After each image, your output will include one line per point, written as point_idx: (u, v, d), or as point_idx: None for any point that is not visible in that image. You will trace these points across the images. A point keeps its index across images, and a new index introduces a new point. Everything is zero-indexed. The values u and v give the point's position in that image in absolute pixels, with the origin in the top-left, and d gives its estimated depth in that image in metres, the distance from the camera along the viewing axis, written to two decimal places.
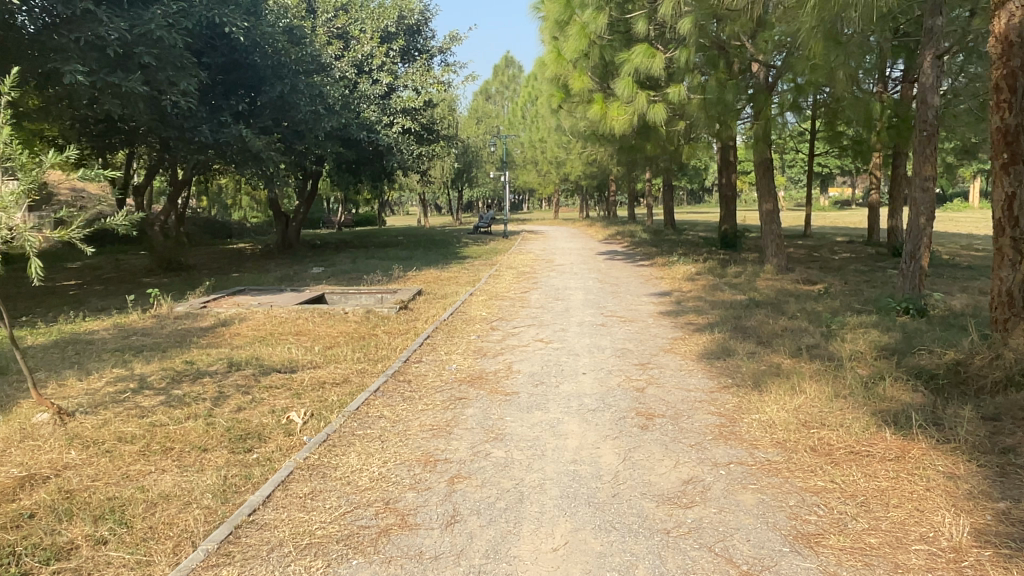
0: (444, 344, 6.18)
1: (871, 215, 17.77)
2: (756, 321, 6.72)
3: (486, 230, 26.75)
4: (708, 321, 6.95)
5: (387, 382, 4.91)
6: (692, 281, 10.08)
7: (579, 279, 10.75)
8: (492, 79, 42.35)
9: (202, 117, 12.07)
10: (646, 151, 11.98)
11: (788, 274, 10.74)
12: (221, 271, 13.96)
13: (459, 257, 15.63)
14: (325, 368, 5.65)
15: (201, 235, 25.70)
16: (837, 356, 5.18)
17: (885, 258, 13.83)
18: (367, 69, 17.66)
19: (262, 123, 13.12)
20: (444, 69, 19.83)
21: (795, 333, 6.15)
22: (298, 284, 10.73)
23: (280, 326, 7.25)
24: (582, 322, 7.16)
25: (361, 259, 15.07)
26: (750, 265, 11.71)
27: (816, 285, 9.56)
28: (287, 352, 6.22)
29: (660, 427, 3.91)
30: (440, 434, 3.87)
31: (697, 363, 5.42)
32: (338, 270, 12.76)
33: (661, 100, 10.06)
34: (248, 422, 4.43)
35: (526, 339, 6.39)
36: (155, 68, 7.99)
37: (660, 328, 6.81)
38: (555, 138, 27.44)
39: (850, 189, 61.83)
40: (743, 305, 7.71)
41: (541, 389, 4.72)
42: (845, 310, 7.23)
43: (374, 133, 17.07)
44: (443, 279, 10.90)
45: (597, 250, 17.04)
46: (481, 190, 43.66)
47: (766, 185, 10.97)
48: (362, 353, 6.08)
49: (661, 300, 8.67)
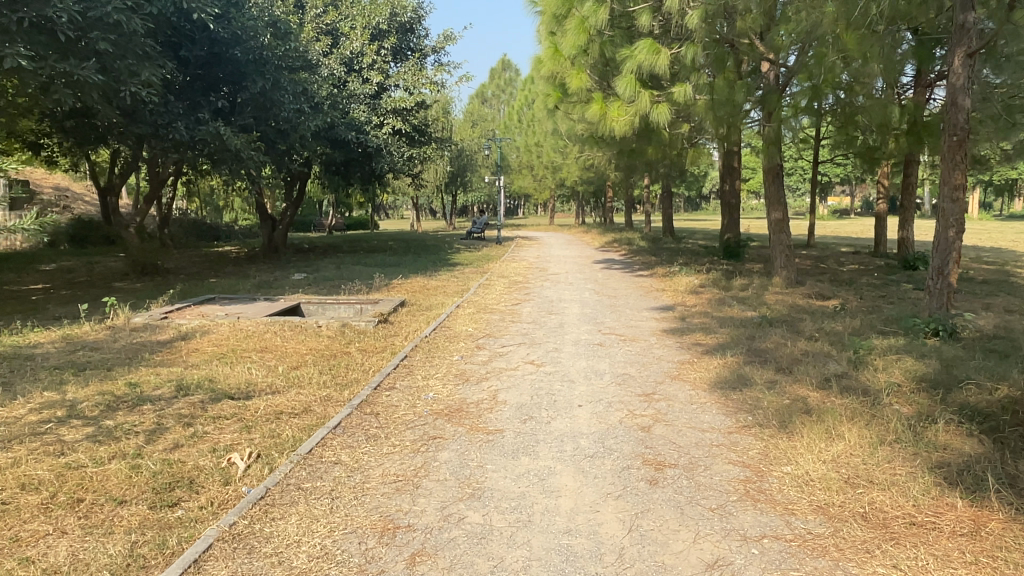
0: (422, 366, 5.49)
1: (878, 225, 17.14)
2: (771, 343, 6.07)
3: (481, 236, 26.07)
4: (718, 342, 6.30)
5: (351, 414, 4.21)
6: (696, 295, 9.41)
7: (576, 290, 10.07)
8: (488, 83, 41.85)
9: (178, 112, 11.40)
10: (647, 155, 11.34)
11: (798, 287, 10.09)
12: (198, 276, 13.23)
13: (450, 264, 14.93)
14: (285, 393, 4.96)
15: (186, 237, 24.92)
16: (871, 389, 4.53)
17: (896, 270, 13.20)
18: (358, 68, 17.11)
19: (244, 120, 12.45)
20: (437, 69, 19.16)
21: (817, 358, 5.50)
22: (273, 292, 10.02)
23: (244, 341, 6.54)
24: (579, 341, 6.48)
25: (347, 265, 14.37)
26: (757, 277, 11.04)
27: (831, 301, 8.91)
28: (246, 373, 5.51)
29: (672, 483, 3.23)
30: (405, 489, 3.17)
31: (710, 395, 4.74)
32: (322, 277, 12.06)
33: (665, 100, 9.42)
34: (182, 464, 3.73)
35: (515, 361, 5.70)
36: (114, 56, 7.46)
37: (665, 349, 6.15)
38: (551, 142, 26.84)
39: (849, 199, 61.38)
40: (755, 324, 7.05)
41: (530, 427, 4.03)
42: (868, 332, 6.58)
43: (363, 134, 16.43)
44: (430, 289, 10.23)
45: (594, 258, 16.37)
46: (476, 194, 42.99)
47: (775, 192, 10.28)
48: (329, 375, 5.39)
49: (664, 315, 8.00)
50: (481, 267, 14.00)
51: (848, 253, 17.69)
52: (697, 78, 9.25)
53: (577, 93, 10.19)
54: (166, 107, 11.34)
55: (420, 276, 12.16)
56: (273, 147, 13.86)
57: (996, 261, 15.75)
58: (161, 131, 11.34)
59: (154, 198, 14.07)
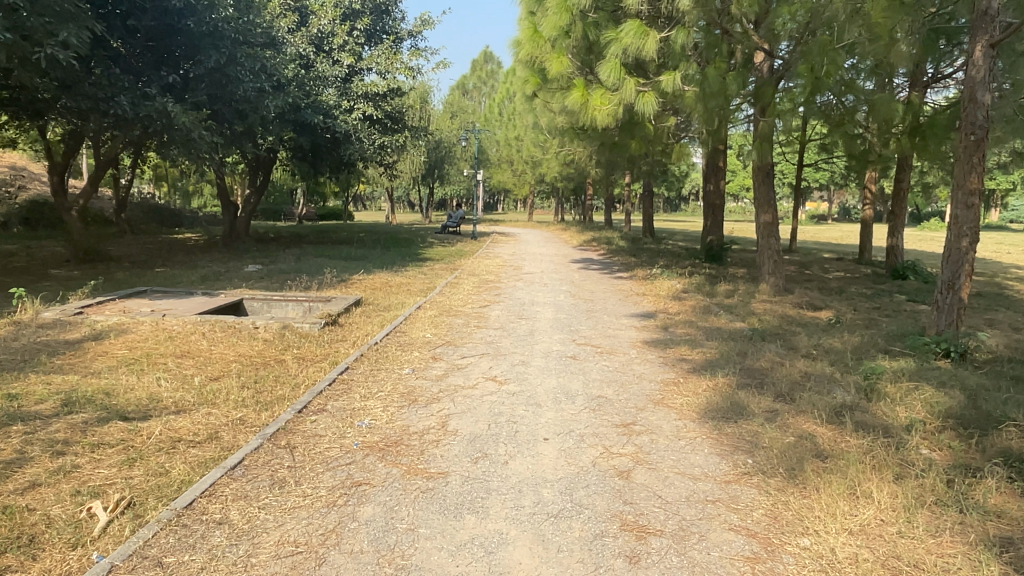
0: (363, 380, 4.66)
1: (864, 232, 16.60)
2: (766, 362, 5.34)
3: (456, 230, 25.19)
4: (708, 358, 5.56)
5: (259, 448, 3.39)
6: (679, 301, 8.68)
7: (548, 292, 9.29)
8: (469, 74, 40.94)
9: (122, 86, 10.43)
10: (630, 149, 10.58)
11: (787, 296, 9.41)
12: (144, 264, 12.24)
13: (418, 259, 14.07)
14: (192, 415, 4.09)
15: (147, 222, 23.77)
16: (891, 428, 3.81)
17: (884, 279, 12.60)
18: (328, 48, 16.24)
19: (196, 97, 11.49)
20: (413, 53, 18.25)
21: (821, 384, 4.77)
22: (218, 285, 9.12)
23: (163, 345, 5.66)
24: (550, 353, 5.69)
25: (308, 258, 13.45)
26: (743, 283, 10.34)
27: (824, 313, 8.22)
28: (153, 386, 4.64)
29: (659, 562, 2.46)
30: (303, 567, 2.37)
31: (700, 427, 3.99)
32: (277, 270, 11.16)
33: (652, 89, 8.68)
34: (25, 515, 2.86)
35: (474, 377, 4.88)
36: (27, 13, 6.56)
37: (648, 366, 5.39)
38: (531, 135, 26.02)
39: (828, 205, 61.28)
40: (747, 338, 6.33)
41: (481, 470, 3.24)
42: (871, 351, 5.89)
43: (330, 118, 15.64)
44: (392, 286, 9.41)
45: (571, 257, 15.65)
46: (454, 187, 42.01)
47: (764, 193, 9.57)
48: (251, 391, 4.55)
49: (645, 324, 7.26)
50: (451, 264, 13.18)
51: (832, 260, 17.12)
52: (687, 67, 8.52)
53: (556, 79, 9.41)
54: (108, 79, 10.38)
55: (384, 272, 11.31)
56: (230, 129, 12.91)
57: (984, 272, 15.26)
58: (101, 105, 10.37)
59: (100, 179, 12.96)
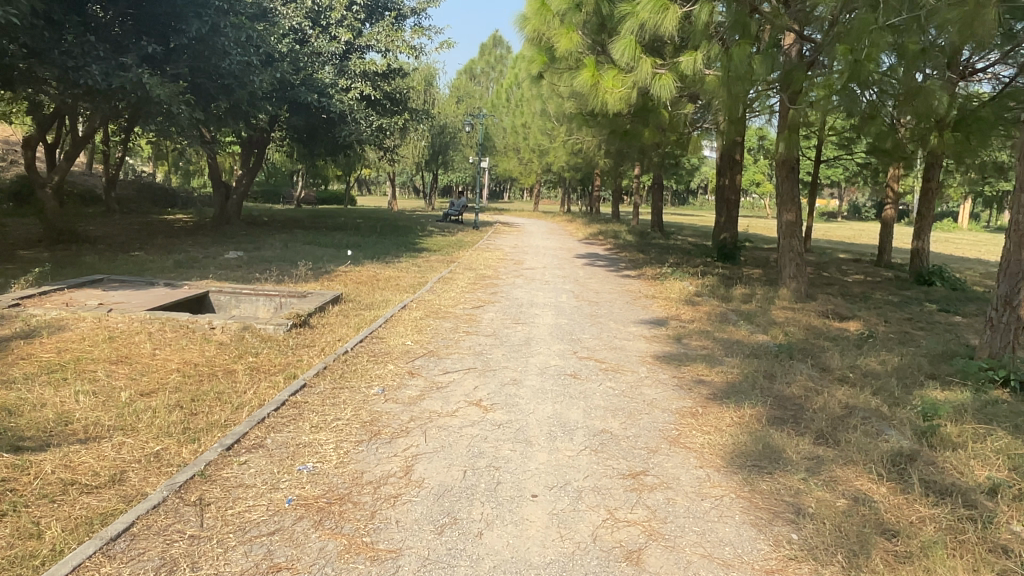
0: (320, 403, 3.88)
1: (884, 232, 15.74)
2: (799, 389, 4.56)
3: (457, 219, 24.37)
4: (730, 383, 4.76)
5: (160, 506, 2.61)
6: (692, 305, 7.90)
7: (549, 291, 8.51)
8: (478, 58, 40.07)
9: (95, 53, 9.64)
10: (643, 139, 9.74)
11: (810, 302, 8.61)
12: (120, 248, 11.49)
13: (413, 249, 13.27)
14: (100, 447, 3.31)
15: (139, 201, 23.05)
16: (971, 492, 3.02)
17: (910, 285, 11.77)
18: (326, 23, 15.38)
19: (177, 69, 10.69)
20: (416, 32, 17.35)
21: (868, 422, 3.99)
22: (190, 275, 8.37)
23: (99, 348, 4.89)
24: (546, 370, 4.90)
25: (296, 245, 12.67)
26: (761, 286, 9.54)
27: (852, 324, 7.41)
28: (67, 403, 3.86)
29: None
30: None
31: (728, 480, 3.21)
32: (259, 258, 10.39)
33: (670, 70, 7.84)
34: None
35: (453, 401, 4.10)
36: None
37: (662, 390, 4.59)
38: (538, 123, 25.14)
39: (839, 202, 60.25)
40: (771, 356, 5.54)
41: (444, 548, 2.45)
42: (918, 379, 5.09)
43: (325, 97, 14.78)
44: (379, 281, 8.63)
45: (575, 251, 14.82)
46: (458, 174, 41.09)
47: (788, 189, 8.75)
48: (184, 414, 3.78)
49: (655, 333, 6.48)
50: (447, 255, 12.39)
51: (849, 262, 16.29)
52: (708, 48, 7.70)
53: (564, 58, 8.57)
54: (80, 46, 9.60)
55: (374, 263, 10.54)
56: (215, 106, 12.10)
57: None
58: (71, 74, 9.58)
59: (77, 154, 12.14)
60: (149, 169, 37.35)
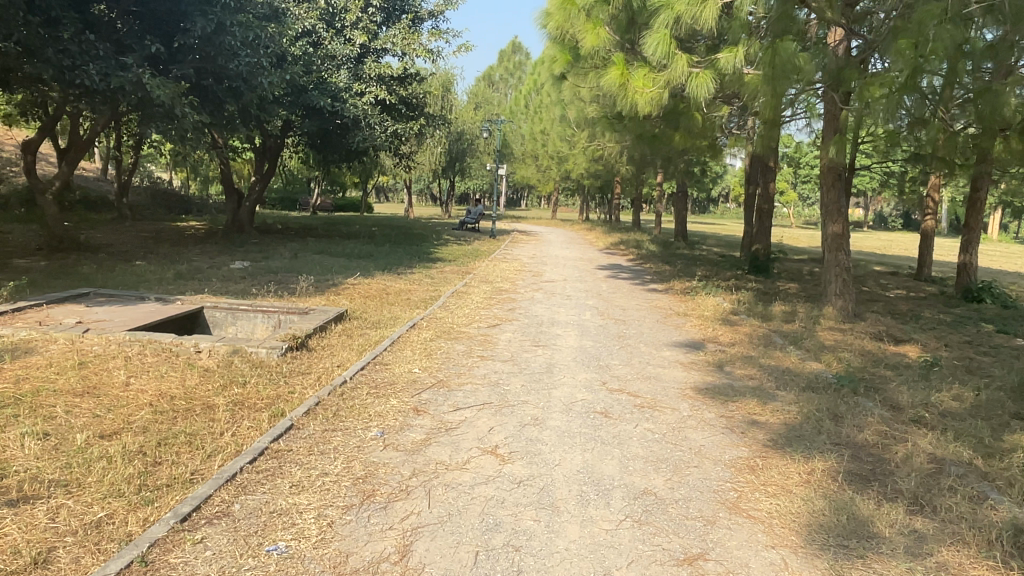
0: (307, 452, 3.25)
1: (923, 243, 14.89)
2: (874, 437, 3.87)
3: (475, 228, 23.82)
4: (790, 427, 4.07)
5: None
6: (730, 326, 7.22)
7: (572, 308, 7.87)
8: (496, 65, 39.79)
9: (95, 53, 9.18)
10: (673, 144, 9.08)
11: (858, 322, 7.90)
12: (123, 257, 11.03)
13: (428, 259, 12.69)
14: (31, 513, 2.69)
15: (152, 207, 22.72)
16: None
17: (959, 302, 10.99)
18: (340, 26, 14.85)
19: (182, 70, 10.19)
20: (433, 35, 16.79)
21: (967, 482, 3.30)
22: (186, 287, 7.83)
23: (65, 376, 4.32)
24: (572, 407, 4.24)
25: (305, 254, 12.14)
26: (802, 303, 8.82)
27: (910, 350, 6.66)
28: (10, 448, 3.27)
29: None
30: None
31: (810, 567, 2.53)
32: (264, 269, 9.85)
33: (706, 68, 7.17)
34: None
35: (465, 448, 3.46)
36: None
37: (711, 434, 3.91)
38: (558, 129, 24.56)
39: (863, 211, 59.10)
40: (831, 390, 4.83)
41: None
42: (1007, 421, 4.37)
43: (338, 101, 14.24)
44: (390, 295, 8.04)
45: (598, 262, 14.15)
46: (476, 180, 40.59)
47: (833, 198, 8.04)
48: (144, 467, 3.16)
49: (693, 359, 5.81)
50: (463, 266, 11.78)
51: (886, 275, 15.45)
52: (749, 45, 7.03)
53: (589, 56, 7.92)
54: (79, 45, 9.13)
55: (386, 274, 9.97)
56: (223, 110, 11.61)
57: None
58: (67, 74, 9.10)
59: (79, 159, 11.68)
60: (166, 174, 37.22)
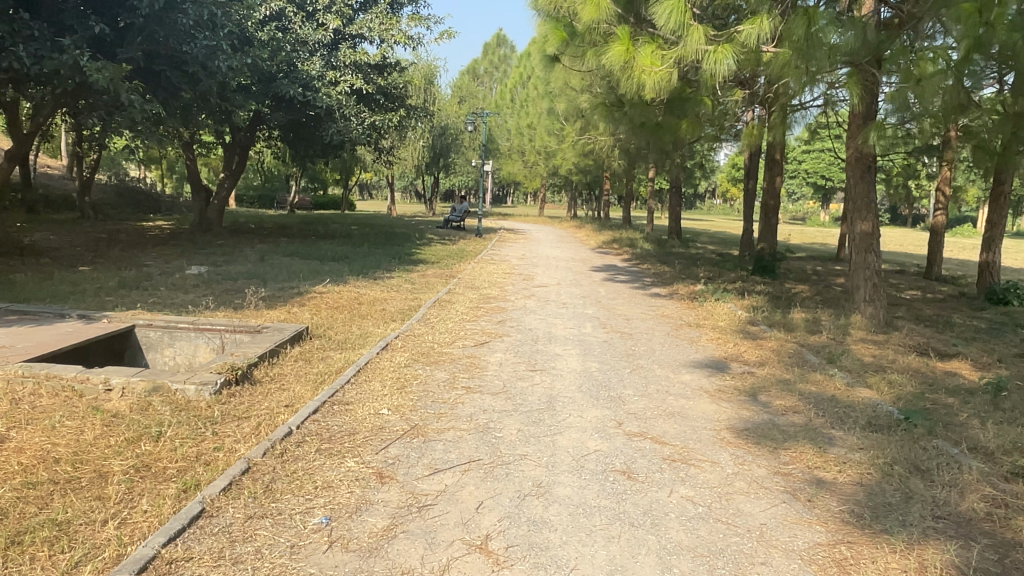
0: (213, 563, 2.25)
1: (934, 240, 14.03)
2: (985, 510, 2.92)
3: (459, 226, 22.79)
4: (869, 491, 3.11)
5: None
6: (752, 339, 6.29)
7: (570, 319, 6.91)
8: (481, 58, 38.81)
9: (26, 30, 8.09)
10: (679, 134, 8.11)
11: (892, 332, 6.98)
12: (67, 262, 9.94)
13: (407, 261, 11.69)
14: None
15: (118, 207, 21.56)
16: None
17: (985, 304, 10.12)
18: (312, 9, 13.74)
19: (129, 54, 9.11)
20: (414, 20, 15.69)
21: None
22: (126, 300, 6.79)
23: None
24: (583, 465, 3.26)
25: (273, 257, 11.07)
26: (824, 310, 7.89)
27: (963, 367, 5.74)
28: None
29: None
30: None
31: None
32: (223, 275, 8.80)
33: (724, 42, 6.22)
34: None
35: (442, 545, 2.48)
36: None
37: (769, 505, 2.95)
38: (545, 123, 23.57)
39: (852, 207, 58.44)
40: (901, 430, 3.87)
41: None
42: None
43: (310, 91, 13.08)
44: (361, 305, 7.06)
45: (591, 263, 13.17)
46: (461, 177, 39.54)
47: (863, 192, 7.13)
48: None
49: (719, 385, 4.86)
50: (446, 269, 10.80)
51: (893, 274, 14.60)
52: (772, 15, 6.08)
53: (586, 32, 6.94)
54: (9, 24, 8.06)
55: (360, 280, 8.96)
56: (179, 99, 10.53)
57: None
58: None
59: (20, 153, 10.56)
60: (139, 170, 35.90)
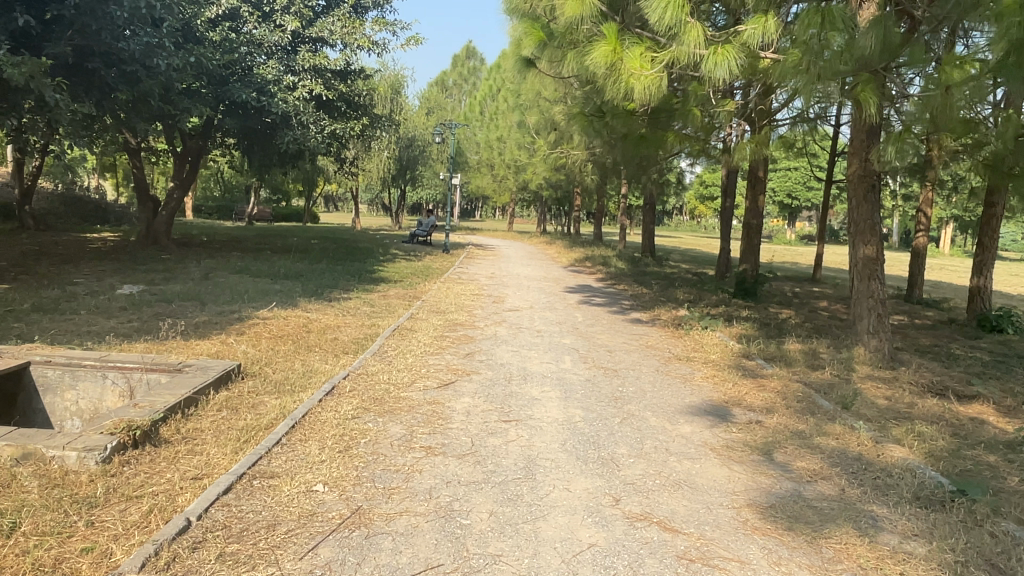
0: None
1: (915, 262, 13.62)
2: None
3: (425, 240, 21.99)
4: None
5: None
6: (750, 377, 5.59)
7: (547, 352, 6.15)
8: (450, 70, 38.25)
9: None
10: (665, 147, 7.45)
11: (899, 367, 6.35)
12: None
13: (367, 280, 10.84)
14: None
15: (63, 216, 20.32)
16: None
17: (978, 332, 9.61)
18: (269, 9, 12.82)
19: (57, 50, 8.09)
20: (378, 24, 14.87)
21: None
22: (34, 326, 5.86)
23: None
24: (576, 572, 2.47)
25: (219, 275, 10.14)
26: (820, 341, 7.25)
27: (989, 413, 5.09)
28: None
29: None
30: None
31: None
32: (157, 296, 7.88)
33: (723, 41, 5.54)
34: None
35: None
36: None
37: None
38: (515, 136, 22.92)
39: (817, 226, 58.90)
40: (958, 508, 3.17)
41: None
42: None
43: (265, 95, 12.16)
44: (309, 334, 6.22)
45: (563, 283, 12.47)
46: (428, 190, 38.74)
47: (867, 213, 6.55)
48: None
49: (725, 439, 4.13)
50: (409, 289, 9.99)
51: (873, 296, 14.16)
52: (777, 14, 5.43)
53: (567, 32, 6.23)
54: None
55: (313, 302, 8.10)
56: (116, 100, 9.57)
57: None
58: None
59: None
60: None
